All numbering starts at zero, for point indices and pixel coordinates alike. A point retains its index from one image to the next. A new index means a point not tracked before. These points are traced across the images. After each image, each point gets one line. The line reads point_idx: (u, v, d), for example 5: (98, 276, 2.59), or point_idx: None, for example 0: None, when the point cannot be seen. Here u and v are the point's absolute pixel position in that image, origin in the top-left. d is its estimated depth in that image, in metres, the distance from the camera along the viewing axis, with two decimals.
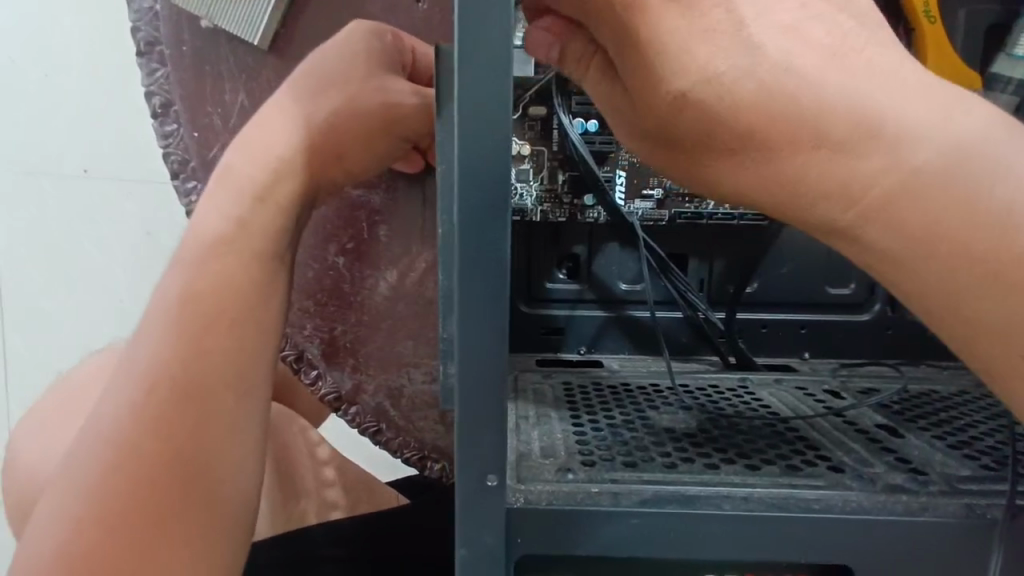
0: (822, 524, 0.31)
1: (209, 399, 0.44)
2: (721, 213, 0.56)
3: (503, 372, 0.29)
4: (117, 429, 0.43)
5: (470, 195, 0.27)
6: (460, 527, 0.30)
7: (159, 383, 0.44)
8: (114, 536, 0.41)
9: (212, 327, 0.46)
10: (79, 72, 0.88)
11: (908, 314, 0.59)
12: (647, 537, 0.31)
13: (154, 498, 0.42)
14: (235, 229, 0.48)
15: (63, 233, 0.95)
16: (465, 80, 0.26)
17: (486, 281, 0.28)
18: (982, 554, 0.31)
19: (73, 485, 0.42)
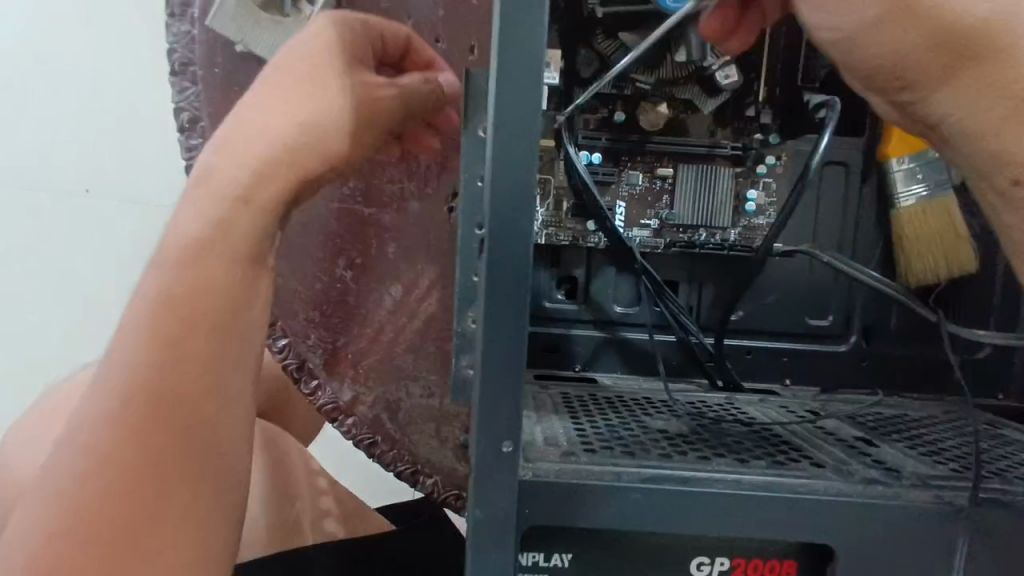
0: (805, 504, 0.34)
1: (186, 412, 0.44)
2: (712, 243, 0.61)
3: (524, 343, 0.32)
4: (92, 439, 0.43)
5: (504, 181, 0.31)
6: (477, 489, 0.32)
7: (135, 396, 0.43)
8: (92, 546, 0.41)
9: (192, 339, 0.44)
10: (84, 94, 0.92)
11: (882, 346, 0.63)
12: (646, 509, 0.34)
13: (134, 510, 0.42)
14: (202, 235, 0.46)
15: (54, 249, 0.97)
16: (506, 85, 0.30)
17: (514, 256, 0.31)
18: (947, 536, 0.35)
19: (47, 499, 0.42)
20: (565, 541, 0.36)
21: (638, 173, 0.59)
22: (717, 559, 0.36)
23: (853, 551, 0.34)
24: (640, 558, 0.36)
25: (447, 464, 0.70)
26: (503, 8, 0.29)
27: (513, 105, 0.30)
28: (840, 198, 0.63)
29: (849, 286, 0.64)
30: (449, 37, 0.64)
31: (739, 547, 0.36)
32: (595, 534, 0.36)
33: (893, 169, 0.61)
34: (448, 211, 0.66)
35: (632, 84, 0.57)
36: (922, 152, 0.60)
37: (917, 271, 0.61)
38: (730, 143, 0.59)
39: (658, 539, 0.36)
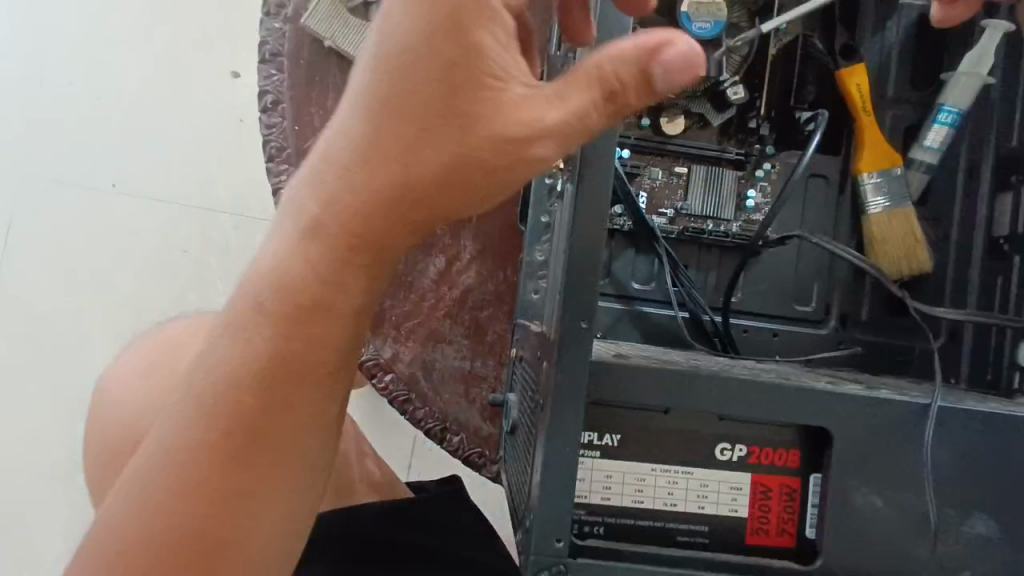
0: (804, 393, 0.44)
1: (276, 463, 0.46)
2: (718, 232, 0.72)
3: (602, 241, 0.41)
4: (189, 464, 0.45)
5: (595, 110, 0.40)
6: (561, 357, 0.41)
7: (212, 456, 0.45)
8: (169, 559, 0.45)
9: (280, 418, 0.45)
10: (132, 110, 1.24)
11: (856, 331, 0.75)
12: (683, 391, 0.44)
13: (211, 539, 0.45)
14: (295, 299, 0.45)
15: (99, 228, 1.23)
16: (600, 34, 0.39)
17: None
18: (919, 427, 0.44)
19: (136, 505, 0.46)
20: (619, 416, 0.44)
21: (658, 169, 0.71)
22: (737, 445, 0.45)
23: (842, 431, 0.44)
24: (676, 439, 0.45)
25: (472, 423, 0.76)
26: None
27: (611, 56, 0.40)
28: (821, 205, 0.76)
29: (830, 279, 0.75)
30: None
31: (755, 435, 0.45)
32: (641, 415, 0.45)
33: (864, 183, 0.73)
34: None
35: None
36: (889, 170, 0.73)
37: (885, 265, 0.72)
38: (734, 150, 0.71)
39: (691, 420, 0.45)
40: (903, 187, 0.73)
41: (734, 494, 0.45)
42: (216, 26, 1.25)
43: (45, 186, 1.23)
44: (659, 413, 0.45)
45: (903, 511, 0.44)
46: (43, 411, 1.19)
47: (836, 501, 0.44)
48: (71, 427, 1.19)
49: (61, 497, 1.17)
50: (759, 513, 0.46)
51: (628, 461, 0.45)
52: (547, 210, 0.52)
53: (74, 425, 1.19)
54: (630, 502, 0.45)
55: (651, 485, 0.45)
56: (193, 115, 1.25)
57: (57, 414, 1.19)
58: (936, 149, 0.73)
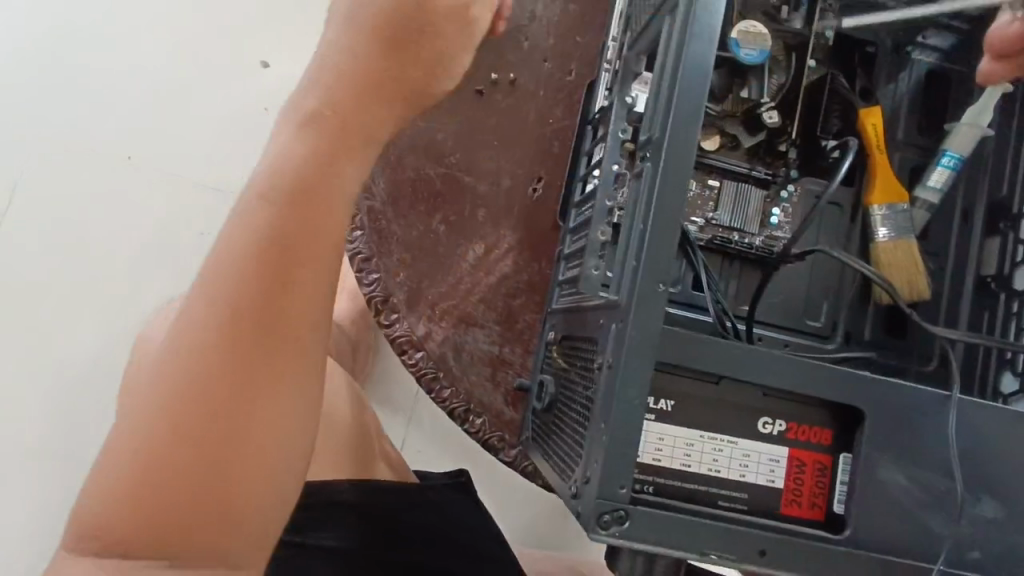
0: (845, 374, 0.48)
1: (279, 337, 0.48)
2: (743, 243, 0.77)
3: (681, 213, 0.46)
4: (190, 350, 0.46)
5: (683, 101, 0.46)
6: (636, 315, 0.45)
7: (222, 352, 0.46)
8: (184, 450, 0.45)
9: (285, 307, 0.48)
10: (157, 84, 1.25)
11: (859, 349, 0.80)
12: (741, 361, 0.47)
13: (225, 423, 0.46)
14: (297, 198, 0.49)
15: (109, 198, 1.21)
16: (694, 40, 0.47)
17: (683, 149, 0.46)
18: (942, 416, 0.49)
19: (144, 404, 0.46)
20: (679, 381, 0.48)
21: (693, 181, 0.77)
22: (778, 420, 0.49)
23: (877, 412, 0.48)
24: (725, 410, 0.49)
25: (496, 407, 0.78)
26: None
27: (696, 58, 0.46)
28: (834, 230, 0.82)
29: (838, 298, 0.81)
30: (555, 59, 0.82)
31: (795, 412, 0.49)
32: (695, 384, 0.48)
33: (875, 213, 0.80)
34: (532, 191, 0.81)
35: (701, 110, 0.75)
36: (895, 203, 0.80)
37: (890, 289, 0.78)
38: (762, 170, 0.78)
39: (742, 393, 0.49)
40: (908, 221, 0.80)
41: (773, 465, 0.49)
42: (253, 15, 1.29)
43: (58, 150, 1.21)
44: (712, 383, 0.48)
45: (921, 489, 0.48)
46: (28, 378, 1.15)
47: (864, 477, 0.48)
48: (52, 395, 1.15)
49: (29, 468, 1.12)
50: (793, 485, 0.49)
51: (680, 426, 0.48)
52: (613, 194, 0.57)
53: (55, 393, 1.15)
54: (678, 465, 0.48)
55: (699, 450, 0.48)
56: (222, 97, 1.27)
57: (38, 380, 1.15)
58: (938, 189, 0.81)
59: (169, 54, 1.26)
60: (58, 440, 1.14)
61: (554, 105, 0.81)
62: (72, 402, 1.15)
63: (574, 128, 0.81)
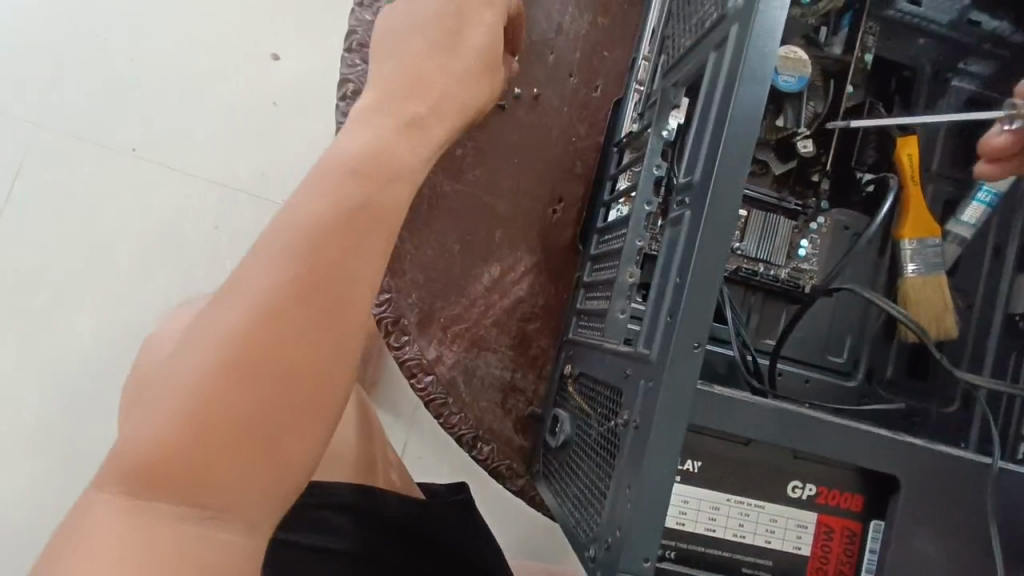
0: (882, 440, 0.46)
1: (358, 293, 0.45)
2: (768, 275, 0.74)
3: (721, 269, 0.43)
4: (259, 295, 0.42)
5: (731, 148, 0.43)
6: (668, 375, 0.42)
7: (295, 300, 0.42)
8: (242, 401, 0.40)
9: (353, 253, 0.45)
10: (165, 75, 1.21)
11: (880, 387, 0.78)
12: (774, 424, 0.45)
13: (289, 375, 0.41)
14: (377, 168, 0.49)
15: (113, 191, 1.18)
16: (744, 83, 0.44)
17: (728, 199, 0.43)
18: (981, 486, 0.46)
19: (195, 353, 0.41)
20: (705, 441, 0.46)
21: None
22: (807, 484, 0.47)
23: (913, 481, 0.46)
24: (752, 473, 0.47)
25: (505, 434, 0.76)
26: (756, 31, 0.44)
27: (746, 102, 0.44)
28: (862, 262, 0.79)
29: (861, 334, 0.78)
30: (581, 75, 0.78)
31: (825, 476, 0.47)
32: (724, 444, 0.46)
33: (905, 247, 0.77)
34: (552, 212, 0.78)
35: None
36: (926, 238, 0.77)
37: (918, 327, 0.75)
38: (793, 201, 0.74)
39: (771, 455, 0.47)
40: (939, 256, 0.77)
41: (800, 531, 0.47)
42: (264, 6, 1.25)
43: (61, 139, 1.17)
44: (740, 443, 0.46)
45: (957, 566, 0.46)
46: (32, 372, 1.12)
47: (896, 548, 0.46)
48: (52, 394, 1.13)
49: (24, 467, 1.10)
50: (820, 553, 0.47)
51: (705, 488, 0.46)
52: (643, 234, 0.54)
53: (55, 391, 1.13)
54: (702, 529, 0.46)
55: (724, 514, 0.46)
56: (231, 90, 1.23)
57: (37, 378, 1.12)
58: (971, 224, 0.78)
59: (176, 44, 1.22)
60: (57, 440, 1.12)
61: (577, 123, 0.78)
62: (71, 400, 1.13)
63: (597, 147, 0.78)
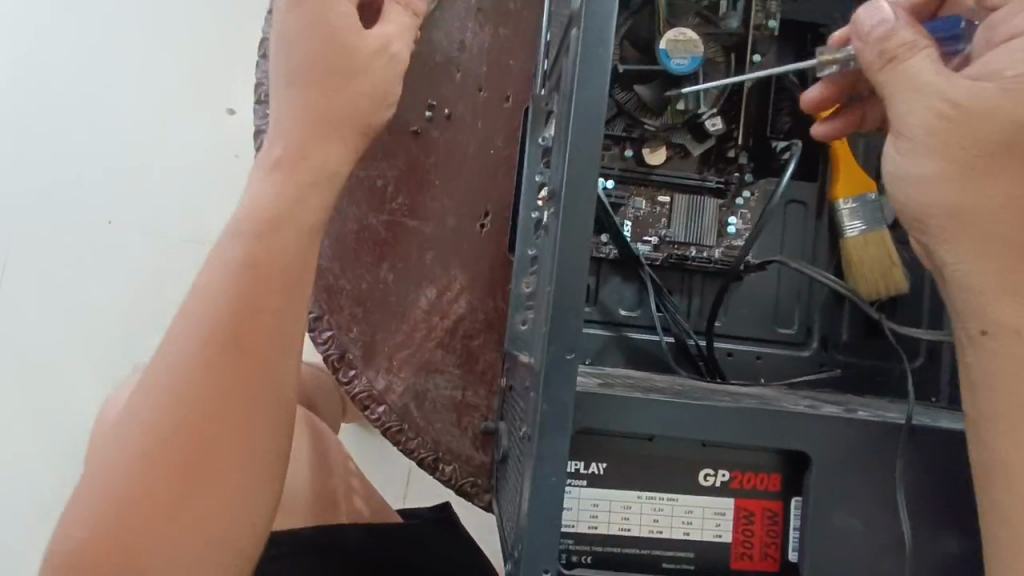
0: (783, 419, 0.45)
1: (257, 364, 0.50)
2: (701, 257, 0.73)
3: (584, 273, 0.43)
4: (167, 381, 0.49)
5: (577, 149, 0.43)
6: (547, 386, 0.42)
7: (202, 381, 0.49)
8: (160, 478, 0.47)
9: (251, 326, 0.50)
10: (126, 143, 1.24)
11: (837, 352, 0.75)
12: (668, 417, 0.45)
13: (200, 449, 0.48)
14: (269, 226, 0.53)
15: (93, 263, 1.23)
16: (582, 81, 0.43)
17: (583, 203, 0.43)
18: (891, 449, 0.45)
19: (121, 438, 0.48)
20: (604, 444, 0.46)
21: (642, 199, 0.73)
22: (720, 471, 0.46)
23: (822, 456, 0.45)
24: (660, 469, 0.46)
25: (466, 452, 0.77)
26: (587, 26, 0.43)
27: (586, 96, 0.43)
28: (800, 230, 0.77)
29: (810, 302, 0.76)
30: (489, 87, 0.79)
31: (737, 461, 0.46)
32: (626, 443, 0.46)
33: (841, 208, 0.74)
34: (480, 227, 0.79)
35: (640, 126, 0.71)
36: (864, 195, 0.74)
37: (862, 289, 0.73)
38: (714, 179, 0.73)
39: (675, 448, 0.46)
40: (878, 211, 0.74)
41: (718, 519, 0.46)
42: (213, 61, 1.25)
43: (40, 222, 1.23)
44: (644, 440, 0.46)
45: (878, 532, 0.46)
46: (47, 443, 1.19)
47: (815, 524, 0.45)
48: (62, 465, 1.18)
49: (54, 535, 1.17)
50: (742, 537, 0.46)
51: (614, 489, 0.46)
52: (533, 243, 0.54)
53: (66, 459, 1.18)
54: (617, 530, 0.46)
55: (637, 512, 0.46)
56: (188, 149, 1.25)
57: (48, 451, 1.18)
58: None
59: (135, 110, 1.24)
60: None
61: (493, 134, 0.79)
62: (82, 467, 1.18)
63: (516, 156, 0.79)
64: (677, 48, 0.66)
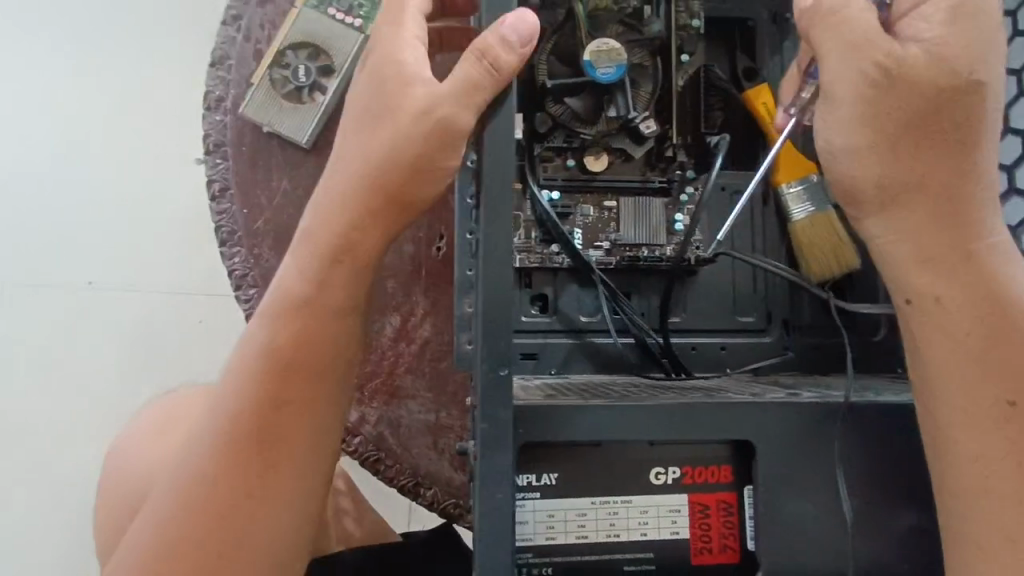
0: (723, 410, 0.46)
1: (281, 444, 0.54)
2: (653, 256, 0.74)
3: (509, 290, 0.44)
4: (201, 456, 0.55)
5: (492, 171, 0.44)
6: (483, 405, 0.43)
7: (230, 457, 0.54)
8: (194, 543, 0.54)
9: (278, 410, 0.54)
10: (101, 203, 1.25)
11: (800, 335, 0.76)
12: (610, 421, 0.46)
13: (225, 521, 0.54)
14: (298, 305, 0.54)
15: (76, 323, 1.23)
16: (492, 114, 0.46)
17: (501, 221, 0.44)
18: (833, 428, 0.46)
19: (163, 505, 0.55)
20: (552, 453, 0.47)
21: (589, 206, 0.74)
22: (669, 468, 0.47)
23: (765, 442, 0.46)
24: (610, 473, 0.47)
25: (445, 474, 0.78)
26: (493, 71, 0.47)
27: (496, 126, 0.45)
28: (749, 218, 0.78)
29: (767, 288, 0.77)
30: None
31: (686, 456, 0.47)
32: (574, 449, 0.47)
33: (785, 192, 0.76)
34: (437, 250, 0.80)
35: (577, 136, 0.72)
36: (806, 177, 0.76)
37: (814, 270, 0.75)
38: (657, 179, 0.75)
39: (622, 450, 0.47)
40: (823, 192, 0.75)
41: (673, 516, 0.47)
42: (179, 113, 1.26)
43: (21, 289, 1.24)
44: (591, 446, 0.47)
45: (830, 512, 0.46)
46: (44, 506, 1.19)
47: (767, 511, 0.46)
48: (63, 525, 1.19)
49: None
50: (700, 532, 0.47)
51: (566, 498, 0.47)
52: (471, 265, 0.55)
53: (67, 520, 1.19)
54: (574, 538, 0.46)
55: (592, 518, 0.47)
56: (160, 202, 1.26)
57: (51, 517, 1.19)
58: None
59: (110, 169, 1.25)
60: (79, 566, 1.18)
61: None
62: (81, 526, 1.18)
63: None
64: (602, 58, 0.68)
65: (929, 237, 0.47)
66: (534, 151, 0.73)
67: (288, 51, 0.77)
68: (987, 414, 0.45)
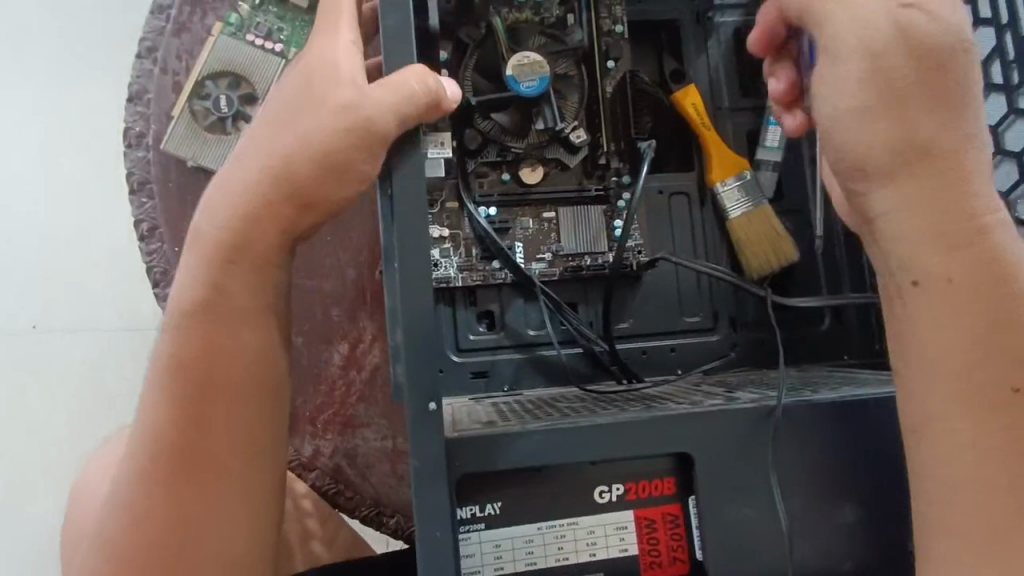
0: (659, 423, 0.46)
1: (210, 468, 0.51)
2: (595, 264, 0.74)
3: (431, 322, 0.44)
4: (129, 491, 0.52)
5: (404, 205, 0.44)
6: (414, 443, 0.43)
7: (159, 489, 0.51)
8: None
9: (199, 430, 0.51)
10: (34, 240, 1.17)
11: (746, 330, 0.77)
12: (548, 445, 0.45)
13: (164, 555, 0.51)
14: (203, 318, 0.52)
15: (18, 371, 1.16)
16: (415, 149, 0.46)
17: (419, 253, 0.44)
18: (768, 431, 0.47)
19: (97, 549, 0.52)
20: (493, 483, 0.46)
21: (528, 219, 0.74)
22: (613, 486, 0.47)
23: (703, 451, 0.46)
24: (554, 497, 0.46)
25: (408, 501, 0.76)
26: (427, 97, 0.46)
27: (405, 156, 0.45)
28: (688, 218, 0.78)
29: (711, 287, 0.77)
30: None
31: (628, 472, 0.47)
32: (515, 478, 0.46)
33: (720, 192, 0.76)
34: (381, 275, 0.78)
35: (510, 150, 0.72)
36: (739, 175, 0.76)
37: (754, 267, 0.75)
38: (594, 187, 0.75)
39: (564, 473, 0.47)
40: (757, 189, 0.76)
41: (621, 534, 0.47)
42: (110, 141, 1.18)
43: None
44: (533, 472, 0.46)
45: (773, 515, 0.47)
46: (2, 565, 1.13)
47: (712, 520, 0.46)
48: None
49: None
50: (648, 547, 0.47)
51: (512, 527, 0.46)
52: None
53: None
54: (523, 566, 0.46)
55: (540, 544, 0.46)
56: (93, 233, 1.18)
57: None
58: (778, 147, 0.78)
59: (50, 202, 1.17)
60: None
61: None
62: None
63: None
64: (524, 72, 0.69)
65: (938, 215, 0.45)
66: (467, 169, 0.72)
67: (208, 81, 0.75)
68: (982, 403, 0.44)
